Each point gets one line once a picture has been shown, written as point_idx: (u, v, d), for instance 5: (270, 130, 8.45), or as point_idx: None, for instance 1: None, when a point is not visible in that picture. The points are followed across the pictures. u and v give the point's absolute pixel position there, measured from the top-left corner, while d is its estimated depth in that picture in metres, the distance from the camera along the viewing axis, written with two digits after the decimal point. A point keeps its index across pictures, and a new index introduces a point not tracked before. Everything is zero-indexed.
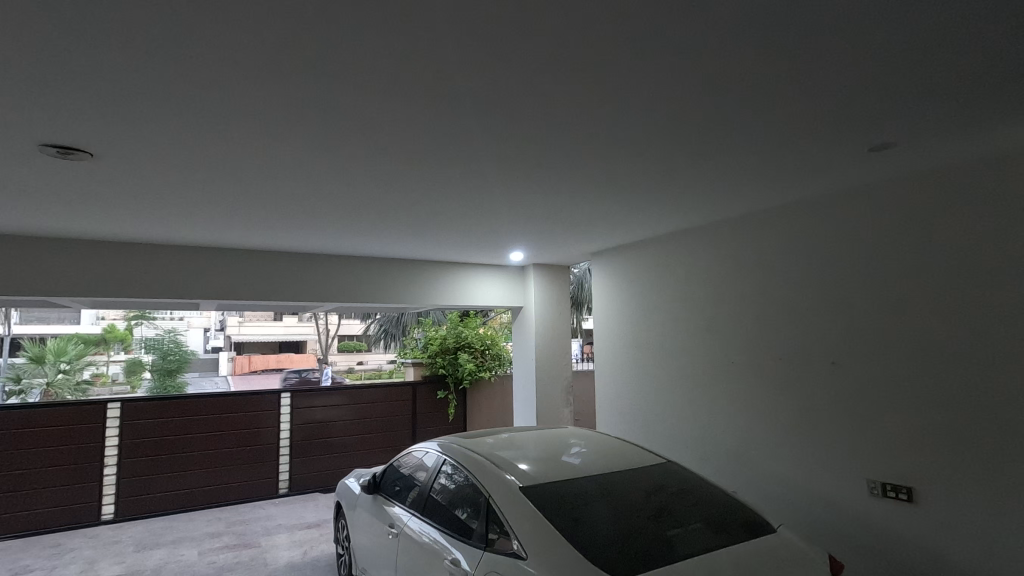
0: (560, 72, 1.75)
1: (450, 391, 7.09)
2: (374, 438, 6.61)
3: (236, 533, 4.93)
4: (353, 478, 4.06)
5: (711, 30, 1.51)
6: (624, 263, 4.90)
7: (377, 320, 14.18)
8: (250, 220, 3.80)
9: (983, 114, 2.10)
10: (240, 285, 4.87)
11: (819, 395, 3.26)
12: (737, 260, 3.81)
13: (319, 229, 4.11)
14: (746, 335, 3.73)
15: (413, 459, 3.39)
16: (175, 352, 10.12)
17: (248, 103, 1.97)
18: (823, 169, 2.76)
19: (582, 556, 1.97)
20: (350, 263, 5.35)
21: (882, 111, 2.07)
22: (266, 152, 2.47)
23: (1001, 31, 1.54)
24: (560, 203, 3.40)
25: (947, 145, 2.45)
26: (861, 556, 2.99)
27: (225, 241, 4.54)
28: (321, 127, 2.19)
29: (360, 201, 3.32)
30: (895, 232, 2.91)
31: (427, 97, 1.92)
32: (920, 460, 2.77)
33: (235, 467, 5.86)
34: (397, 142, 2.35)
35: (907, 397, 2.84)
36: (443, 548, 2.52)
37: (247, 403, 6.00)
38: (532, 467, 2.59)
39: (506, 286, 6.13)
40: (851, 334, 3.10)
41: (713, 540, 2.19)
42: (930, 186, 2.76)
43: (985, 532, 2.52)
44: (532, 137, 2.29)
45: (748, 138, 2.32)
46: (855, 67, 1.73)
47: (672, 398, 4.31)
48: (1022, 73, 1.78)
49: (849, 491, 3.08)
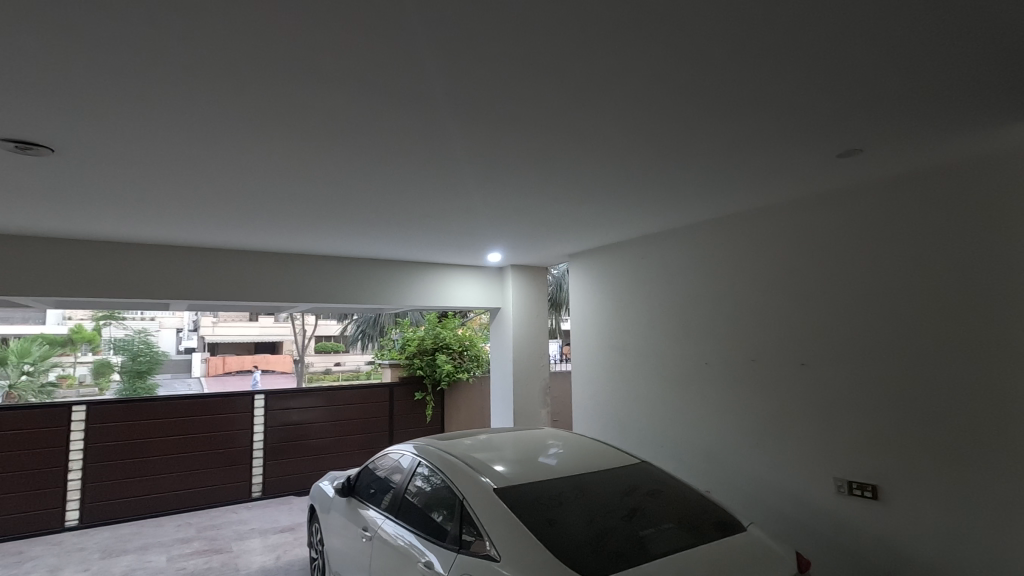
0: (533, 75, 1.76)
1: (428, 392, 7.05)
2: (350, 440, 6.54)
3: (207, 538, 4.83)
4: (328, 480, 4.02)
5: (681, 37, 1.54)
6: (601, 265, 4.94)
7: (354, 320, 14.03)
8: (222, 219, 3.74)
9: (945, 121, 2.18)
10: (212, 285, 4.78)
11: (788, 394, 3.33)
12: (711, 262, 3.87)
13: (294, 228, 4.05)
14: (718, 336, 3.79)
15: (388, 461, 3.36)
16: (148, 352, 10.05)
17: (216, 101, 1.93)
18: (793, 174, 2.82)
19: (555, 556, 1.98)
20: (327, 263, 5.30)
21: (849, 118, 2.13)
22: (237, 150, 2.43)
23: (957, 44, 1.61)
24: (538, 205, 3.41)
25: (912, 152, 2.52)
26: (828, 553, 3.06)
27: (197, 240, 4.46)
28: (292, 126, 2.16)
29: (335, 200, 3.28)
30: (863, 236, 2.98)
31: (400, 96, 1.91)
32: (884, 458, 2.85)
33: (207, 471, 5.74)
34: (370, 141, 2.34)
35: (872, 397, 2.91)
36: (417, 551, 2.50)
37: (220, 405, 5.88)
38: (508, 469, 2.59)
39: (484, 287, 6.12)
40: (819, 335, 3.18)
41: (686, 540, 2.21)
42: (895, 192, 2.85)
43: (946, 528, 2.60)
44: (509, 138, 2.30)
45: (718, 143, 2.37)
46: (819, 75, 1.78)
47: (647, 398, 4.36)
48: (977, 83, 1.86)
49: (817, 490, 3.15)
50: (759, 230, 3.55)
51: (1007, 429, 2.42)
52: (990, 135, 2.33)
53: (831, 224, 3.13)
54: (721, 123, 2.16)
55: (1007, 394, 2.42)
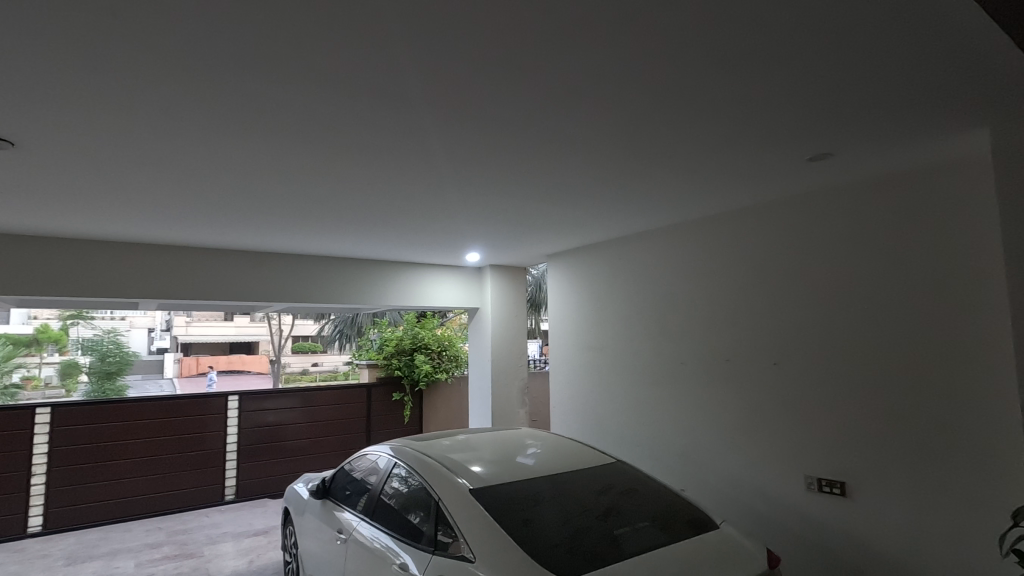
0: (507, 76, 1.77)
1: (406, 393, 7.00)
2: (327, 441, 6.46)
3: (178, 542, 4.72)
4: (303, 482, 3.96)
5: (652, 41, 1.57)
6: (579, 266, 4.96)
7: (332, 320, 13.87)
8: (194, 216, 3.65)
9: (909, 127, 2.24)
10: (184, 284, 4.68)
11: (761, 393, 3.39)
12: (687, 264, 3.91)
13: (269, 226, 3.98)
14: (693, 336, 3.84)
15: (364, 462, 3.32)
16: (116, 352, 9.49)
17: (185, 95, 1.88)
18: (765, 177, 2.87)
19: (530, 556, 1.98)
20: (303, 263, 5.22)
21: (817, 123, 2.18)
22: (208, 147, 2.37)
23: (916, 52, 1.66)
24: (515, 205, 3.41)
25: (879, 156, 2.58)
26: (797, 549, 3.13)
27: (169, 237, 4.36)
28: (264, 122, 2.12)
29: (311, 199, 3.24)
30: (833, 238, 3.05)
31: (375, 93, 1.88)
32: (851, 456, 2.92)
33: (179, 474, 5.62)
34: (345, 139, 2.31)
35: (841, 396, 2.98)
36: (392, 553, 2.49)
37: (192, 407, 5.76)
38: (485, 469, 2.59)
39: (463, 287, 6.10)
40: (790, 335, 3.25)
41: (660, 538, 2.23)
42: (862, 196, 2.93)
43: (910, 524, 2.68)
44: (485, 138, 2.30)
45: (691, 145, 2.41)
46: (786, 81, 1.82)
47: (624, 398, 4.39)
48: (938, 90, 1.92)
49: (787, 487, 3.21)
50: (733, 232, 3.60)
51: (970, 427, 2.49)
52: (951, 141, 2.41)
53: (804, 226, 3.19)
54: (694, 126, 2.19)
55: (969, 393, 2.50)
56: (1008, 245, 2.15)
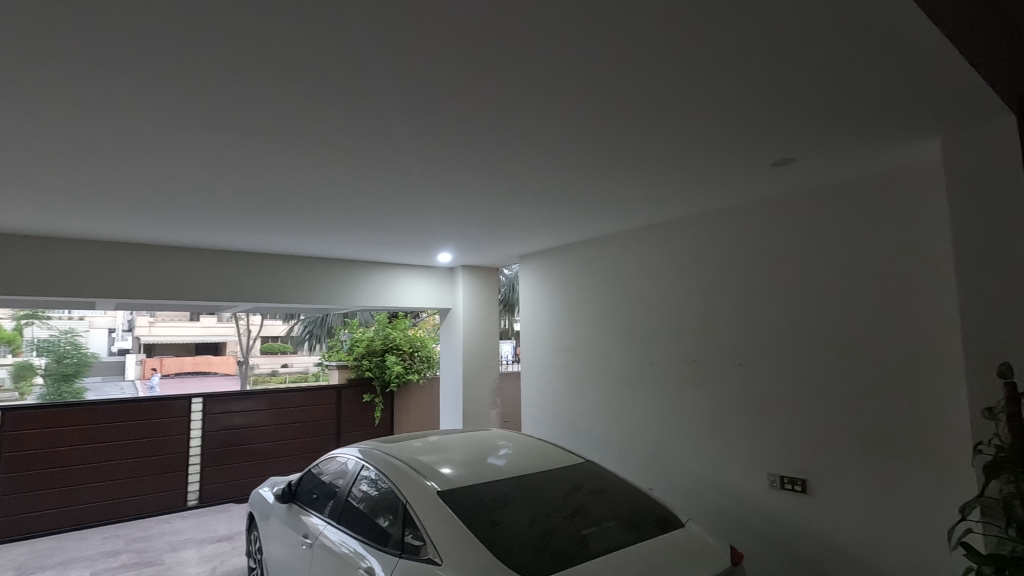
0: (475, 76, 1.76)
1: (376, 395, 6.92)
2: (295, 444, 6.34)
3: (137, 550, 4.57)
4: (268, 486, 3.87)
5: (618, 45, 1.58)
6: (550, 267, 4.98)
7: (302, 320, 13.63)
8: (155, 213, 3.54)
9: (867, 135, 2.31)
10: (145, 282, 4.53)
11: (726, 393, 3.45)
12: (656, 265, 3.96)
13: (234, 224, 3.88)
14: (662, 337, 3.89)
15: (332, 465, 3.27)
16: (73, 353, 9.26)
17: (142, 87, 1.81)
18: (731, 181, 2.93)
19: (497, 558, 1.98)
20: (270, 262, 5.12)
21: (779, 129, 2.23)
22: (168, 141, 2.30)
23: (872, 63, 1.71)
24: (486, 205, 3.41)
25: (839, 162, 2.66)
26: (760, 546, 3.19)
27: (128, 234, 4.21)
28: (226, 117, 2.07)
29: (278, 197, 3.17)
30: (797, 242, 3.12)
31: (340, 90, 1.85)
32: (812, 454, 2.99)
33: (139, 479, 5.45)
34: (311, 136, 2.26)
35: (802, 396, 3.06)
36: (358, 557, 2.45)
37: (153, 410, 5.58)
38: (454, 471, 2.57)
39: (435, 288, 6.07)
40: (754, 336, 3.32)
41: (626, 537, 2.25)
42: (824, 201, 3.01)
43: (868, 520, 2.75)
44: (454, 138, 2.29)
45: (658, 149, 2.44)
46: (748, 87, 1.86)
47: (595, 398, 4.42)
48: (894, 99, 1.98)
49: (751, 485, 3.27)
50: (700, 234, 3.66)
51: (922, 425, 2.59)
52: (906, 149, 2.50)
53: (768, 230, 3.27)
54: (660, 130, 2.22)
55: (923, 392, 2.59)
56: (958, 249, 2.24)
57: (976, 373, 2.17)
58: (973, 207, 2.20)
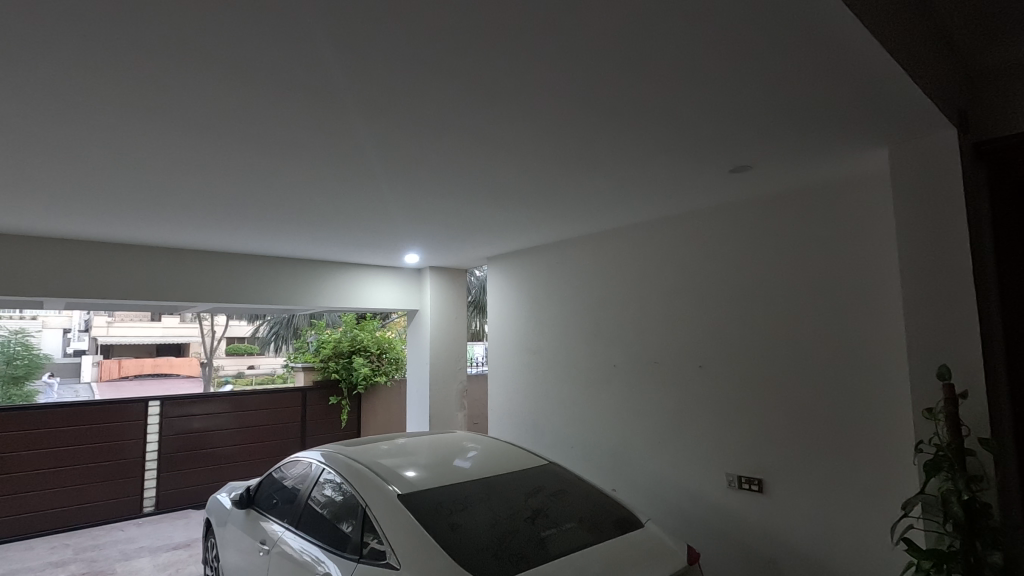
0: (434, 78, 1.76)
1: (343, 397, 6.81)
2: (257, 448, 6.19)
3: (86, 560, 4.39)
4: (226, 491, 3.77)
5: (573, 50, 1.60)
6: (518, 269, 4.97)
7: (268, 320, 13.37)
8: (108, 211, 3.41)
9: (819, 144, 2.38)
10: (97, 280, 4.36)
11: (687, 395, 3.50)
12: (620, 268, 4.00)
13: (192, 222, 3.77)
14: (626, 339, 3.92)
15: (292, 469, 3.20)
16: (25, 356, 8.90)
17: (88, 81, 1.74)
18: (691, 186, 2.98)
19: (455, 560, 1.97)
20: (233, 261, 5.01)
21: (736, 137, 2.29)
22: (118, 137, 2.22)
23: (819, 74, 1.77)
24: (451, 206, 3.39)
25: (794, 170, 2.74)
26: (718, 544, 3.25)
27: (80, 232, 4.06)
28: (178, 113, 2.01)
29: (238, 195, 3.10)
30: (754, 247, 3.20)
31: (295, 87, 1.81)
32: (768, 454, 3.06)
33: (93, 485, 5.26)
34: (268, 133, 2.21)
35: (760, 396, 3.12)
36: (316, 562, 2.41)
37: (107, 414, 5.39)
38: (417, 474, 2.55)
39: (402, 289, 6.01)
40: (713, 339, 3.37)
41: (586, 538, 2.26)
42: (780, 208, 3.09)
43: (820, 518, 2.83)
44: (414, 138, 2.27)
45: (619, 153, 2.46)
46: (702, 95, 1.90)
47: (561, 400, 4.43)
48: (841, 110, 2.05)
49: (710, 485, 3.33)
50: (664, 238, 3.71)
51: (869, 425, 2.68)
52: (856, 158, 2.58)
53: (727, 236, 3.34)
54: (619, 134, 2.25)
55: (872, 394, 2.67)
56: (903, 254, 2.32)
57: (917, 375, 2.26)
58: (917, 215, 2.29)
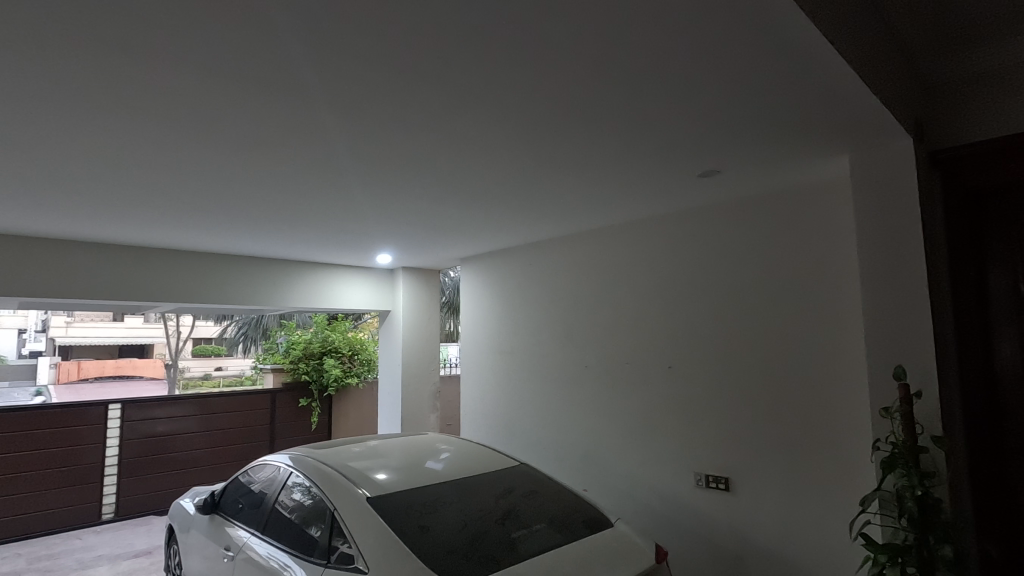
0: (405, 77, 1.74)
1: (314, 399, 6.70)
2: (224, 451, 6.04)
3: (40, 570, 4.22)
4: (190, 496, 3.66)
5: (544, 52, 1.60)
6: (491, 271, 4.97)
7: (237, 320, 13.09)
8: (65, 207, 3.29)
9: (784, 150, 2.45)
10: (53, 279, 4.19)
11: (657, 395, 3.54)
12: (592, 269, 4.03)
13: (156, 220, 3.66)
14: (598, 340, 3.95)
15: (258, 472, 3.13)
16: None
17: (42, 74, 1.67)
18: (661, 190, 3.02)
19: (425, 563, 1.96)
20: (199, 260, 4.89)
21: (704, 141, 2.33)
22: (76, 132, 2.13)
23: (783, 82, 1.81)
24: (424, 206, 3.37)
25: (760, 176, 2.80)
26: (686, 542, 3.30)
27: (36, 229, 3.90)
28: (140, 109, 1.95)
29: (205, 193, 3.02)
30: (722, 251, 3.26)
31: (262, 84, 1.77)
32: (734, 453, 3.13)
33: (48, 492, 5.06)
34: (234, 131, 2.17)
35: (727, 396, 3.18)
36: (282, 568, 2.37)
37: (63, 417, 5.20)
38: (387, 476, 2.53)
39: (374, 290, 5.95)
40: (682, 340, 3.43)
41: (556, 538, 2.27)
42: (746, 212, 3.16)
43: (784, 515, 2.90)
44: (385, 137, 2.25)
45: (591, 155, 2.48)
46: (670, 100, 1.93)
47: (533, 401, 4.45)
48: (805, 117, 2.11)
49: (679, 484, 3.38)
50: (635, 241, 3.75)
51: (831, 424, 2.75)
52: (819, 164, 2.65)
53: (696, 239, 3.40)
54: (591, 137, 2.27)
55: (834, 394, 2.75)
56: (863, 258, 2.40)
57: (875, 375, 2.33)
58: (877, 221, 2.36)
